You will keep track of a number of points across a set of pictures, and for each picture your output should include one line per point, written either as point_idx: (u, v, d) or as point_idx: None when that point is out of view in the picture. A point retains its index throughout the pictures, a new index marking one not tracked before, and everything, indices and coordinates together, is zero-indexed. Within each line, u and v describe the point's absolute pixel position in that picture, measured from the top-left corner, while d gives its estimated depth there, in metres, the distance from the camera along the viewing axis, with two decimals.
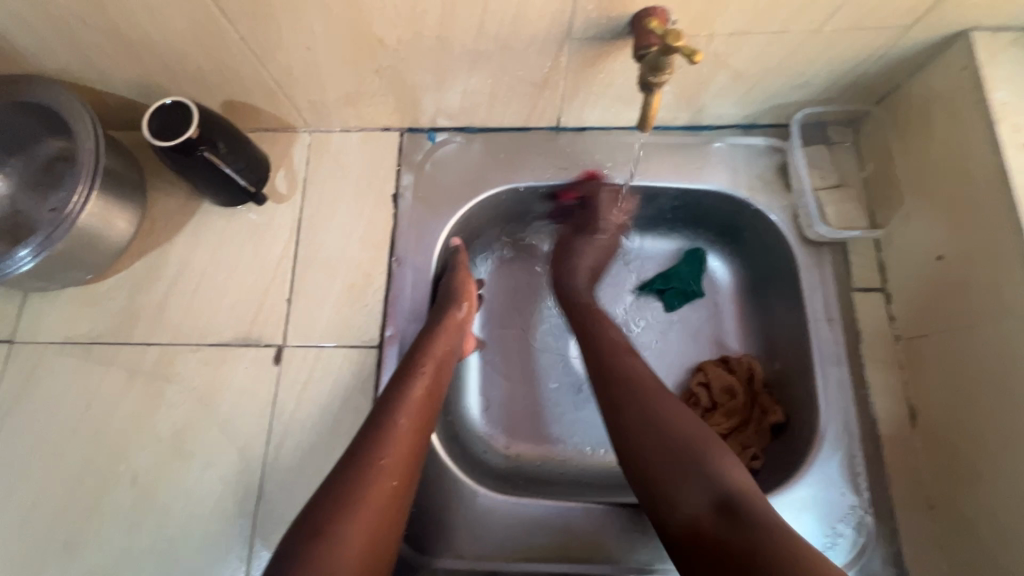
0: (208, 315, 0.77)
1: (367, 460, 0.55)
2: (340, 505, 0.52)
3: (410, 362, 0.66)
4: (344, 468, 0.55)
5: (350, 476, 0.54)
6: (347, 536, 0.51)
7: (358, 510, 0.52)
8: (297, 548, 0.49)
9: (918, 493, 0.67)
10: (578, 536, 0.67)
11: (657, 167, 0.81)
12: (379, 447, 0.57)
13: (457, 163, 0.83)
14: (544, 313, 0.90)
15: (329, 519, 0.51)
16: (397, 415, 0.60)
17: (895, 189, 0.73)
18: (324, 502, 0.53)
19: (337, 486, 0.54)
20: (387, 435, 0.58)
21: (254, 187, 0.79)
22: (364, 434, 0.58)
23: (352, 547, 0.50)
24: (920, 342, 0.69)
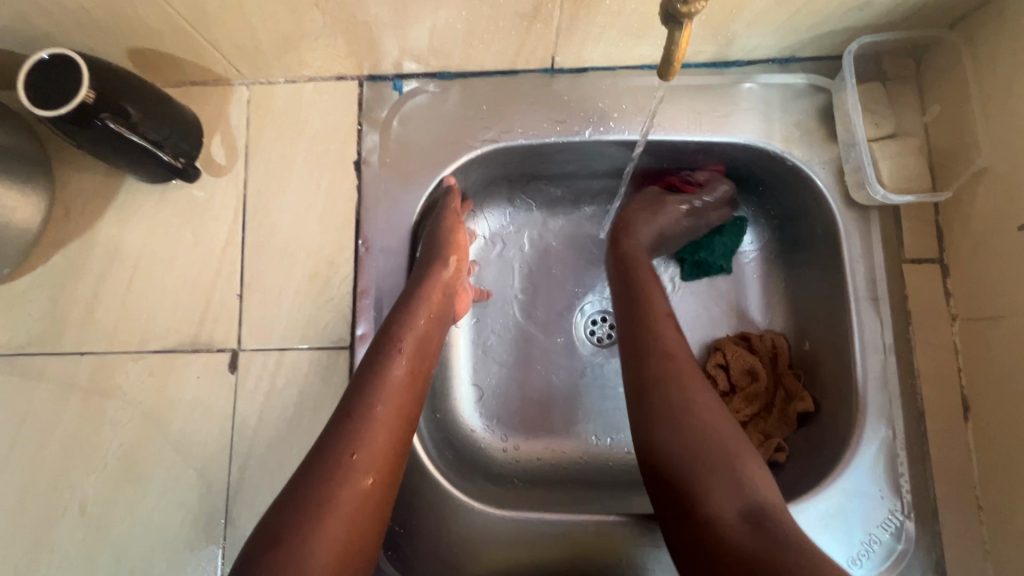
0: (147, 317, 0.66)
1: (338, 460, 0.46)
2: (303, 509, 0.44)
3: (391, 329, 0.55)
4: (310, 466, 0.46)
5: (318, 476, 0.45)
6: (314, 551, 0.43)
7: (327, 518, 0.44)
8: (257, 563, 0.42)
9: (965, 493, 0.60)
10: (590, 550, 0.61)
11: (675, 115, 0.67)
12: (353, 439, 0.47)
13: (430, 119, 0.68)
14: (541, 288, 0.79)
15: (291, 528, 0.43)
16: (374, 398, 0.50)
17: (968, 139, 0.60)
18: (290, 506, 0.44)
19: (301, 488, 0.45)
20: (362, 425, 0.48)
21: (182, 160, 0.64)
22: (334, 422, 0.49)
23: (321, 563, 0.43)
24: (982, 325, 0.59)
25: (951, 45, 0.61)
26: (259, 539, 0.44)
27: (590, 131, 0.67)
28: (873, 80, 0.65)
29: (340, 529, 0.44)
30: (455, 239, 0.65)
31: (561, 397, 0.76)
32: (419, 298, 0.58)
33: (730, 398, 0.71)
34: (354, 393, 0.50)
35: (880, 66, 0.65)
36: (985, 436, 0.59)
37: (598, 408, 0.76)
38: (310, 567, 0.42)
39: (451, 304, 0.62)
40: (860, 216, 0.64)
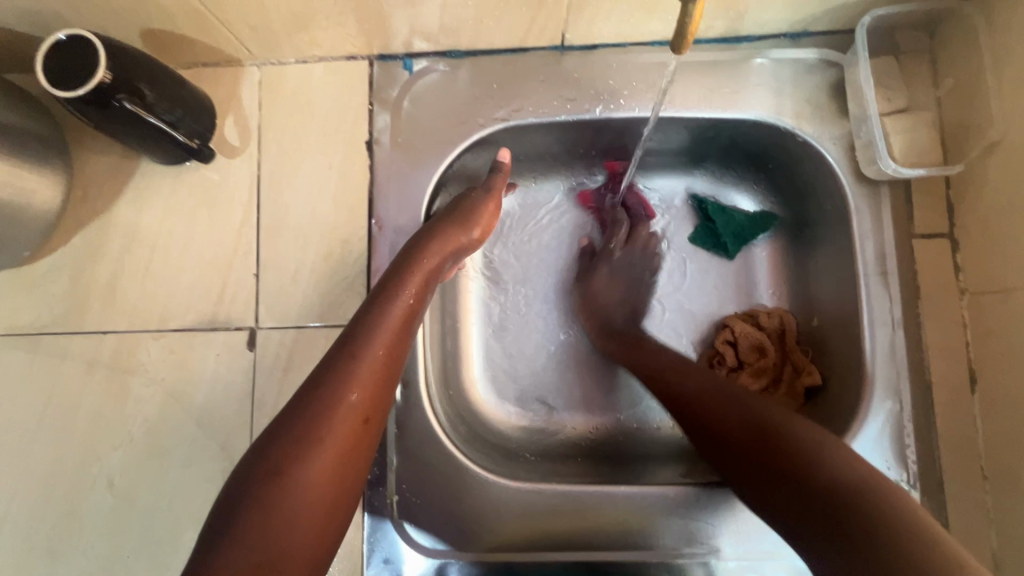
0: (167, 297, 0.67)
1: (335, 393, 0.45)
2: (295, 440, 0.42)
3: (397, 278, 0.54)
4: (303, 400, 0.44)
5: (314, 410, 0.44)
6: (309, 482, 0.42)
7: (323, 452, 0.43)
8: (248, 487, 0.40)
9: (971, 463, 0.61)
10: (602, 522, 0.63)
11: (685, 92, 0.67)
12: (353, 376, 0.46)
13: (440, 98, 0.68)
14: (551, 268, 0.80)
15: (287, 458, 0.42)
16: (377, 340, 0.49)
17: (979, 112, 0.59)
18: (281, 437, 0.43)
19: (293, 420, 0.43)
20: (362, 366, 0.47)
21: (197, 141, 0.65)
22: (331, 359, 0.47)
23: (313, 494, 0.42)
24: (991, 297, 0.59)
25: (966, 17, 0.60)
26: (247, 468, 0.42)
27: (600, 109, 0.68)
28: (886, 53, 0.65)
29: (334, 462, 0.43)
30: (480, 213, 0.64)
31: (573, 372, 0.77)
32: (425, 250, 0.57)
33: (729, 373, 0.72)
34: (352, 336, 0.49)
35: (894, 40, 0.64)
36: (992, 408, 0.59)
37: (608, 384, 0.77)
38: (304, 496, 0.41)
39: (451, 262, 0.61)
40: (871, 191, 0.64)
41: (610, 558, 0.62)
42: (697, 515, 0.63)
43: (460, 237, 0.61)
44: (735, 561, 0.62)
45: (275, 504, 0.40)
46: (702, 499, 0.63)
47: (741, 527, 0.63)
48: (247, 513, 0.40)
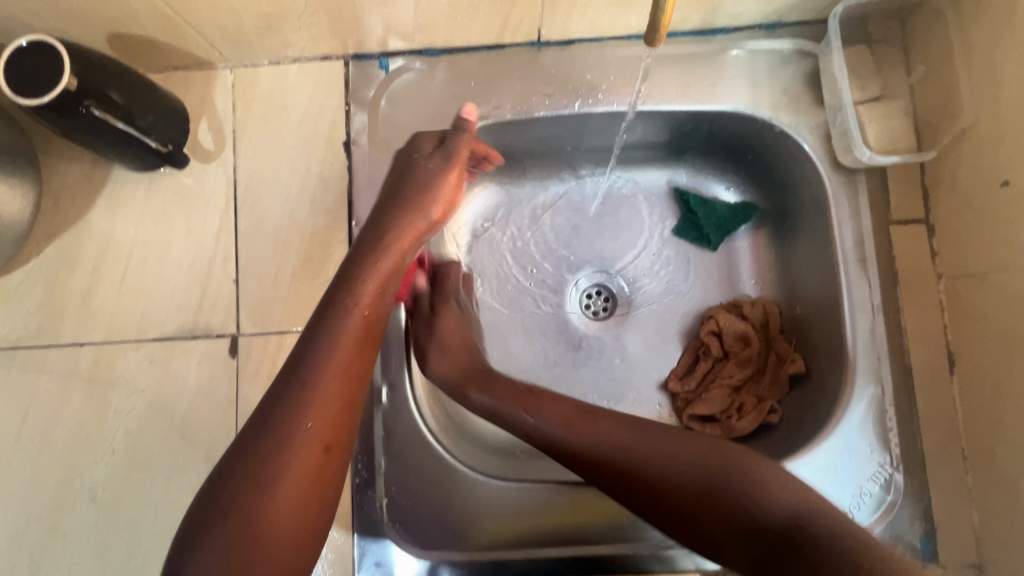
0: (145, 306, 0.66)
1: (280, 431, 0.45)
2: (248, 482, 0.43)
3: (344, 296, 0.53)
4: (258, 430, 0.45)
5: (264, 448, 0.44)
6: (268, 521, 0.43)
7: (279, 485, 0.44)
8: (205, 527, 0.42)
9: (951, 445, 0.62)
10: (590, 514, 0.63)
11: (662, 85, 0.67)
12: (300, 412, 0.46)
13: (418, 97, 0.68)
14: (535, 264, 0.80)
15: (244, 495, 0.43)
16: (320, 363, 0.48)
17: (951, 99, 0.60)
18: (236, 475, 0.44)
19: (244, 461, 0.44)
20: (313, 393, 0.47)
21: (169, 146, 0.64)
22: (281, 392, 0.47)
23: (276, 531, 0.43)
24: (967, 281, 0.60)
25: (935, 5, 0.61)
26: (203, 512, 0.43)
27: (579, 104, 0.67)
28: (859, 42, 0.65)
29: (292, 501, 0.44)
30: (438, 193, 0.62)
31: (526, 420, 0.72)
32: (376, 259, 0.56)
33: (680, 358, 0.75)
34: (299, 363, 0.48)
35: (866, 28, 0.65)
36: (971, 389, 0.60)
37: (595, 380, 0.77)
38: (265, 531, 0.43)
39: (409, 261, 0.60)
40: (848, 179, 0.65)
41: (600, 550, 0.62)
42: None
43: (418, 224, 0.60)
44: None
45: (234, 543, 0.42)
46: None
47: None
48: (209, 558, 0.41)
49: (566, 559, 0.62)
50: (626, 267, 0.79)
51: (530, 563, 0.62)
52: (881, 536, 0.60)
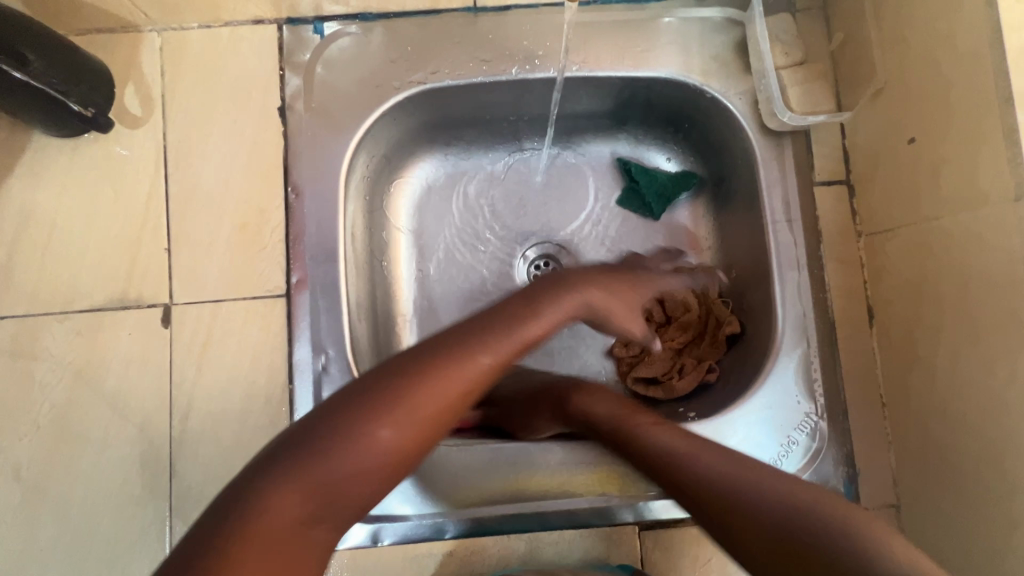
0: (70, 277, 0.63)
1: (485, 371, 0.46)
2: (438, 398, 0.43)
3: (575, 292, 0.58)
4: (422, 369, 0.44)
5: (385, 395, 0.42)
6: (337, 471, 0.40)
7: (373, 434, 0.41)
8: (277, 460, 0.39)
9: (871, 393, 0.65)
10: (535, 474, 0.64)
11: (596, 52, 0.68)
12: (501, 364, 0.47)
13: (353, 62, 0.67)
14: (482, 237, 0.80)
15: (328, 434, 0.40)
16: (537, 328, 0.51)
17: (865, 64, 0.63)
18: (326, 417, 0.41)
19: (427, 370, 0.44)
20: (502, 359, 0.47)
21: (91, 110, 0.62)
22: (494, 329, 0.49)
23: (339, 485, 0.40)
24: (882, 237, 0.63)
25: None
26: (345, 406, 0.42)
27: (516, 70, 0.68)
28: (783, 10, 0.68)
29: (408, 436, 0.42)
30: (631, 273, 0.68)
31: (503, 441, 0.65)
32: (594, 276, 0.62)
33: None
34: (506, 319, 0.50)
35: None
36: (888, 339, 0.64)
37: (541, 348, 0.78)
38: (356, 461, 0.40)
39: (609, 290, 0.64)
40: (775, 143, 0.67)
41: (544, 508, 0.63)
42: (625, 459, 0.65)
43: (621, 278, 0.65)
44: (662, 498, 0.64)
45: (300, 478, 0.39)
46: None
47: None
48: (325, 448, 0.39)
49: (510, 518, 0.63)
50: (571, 237, 0.80)
51: (474, 523, 0.63)
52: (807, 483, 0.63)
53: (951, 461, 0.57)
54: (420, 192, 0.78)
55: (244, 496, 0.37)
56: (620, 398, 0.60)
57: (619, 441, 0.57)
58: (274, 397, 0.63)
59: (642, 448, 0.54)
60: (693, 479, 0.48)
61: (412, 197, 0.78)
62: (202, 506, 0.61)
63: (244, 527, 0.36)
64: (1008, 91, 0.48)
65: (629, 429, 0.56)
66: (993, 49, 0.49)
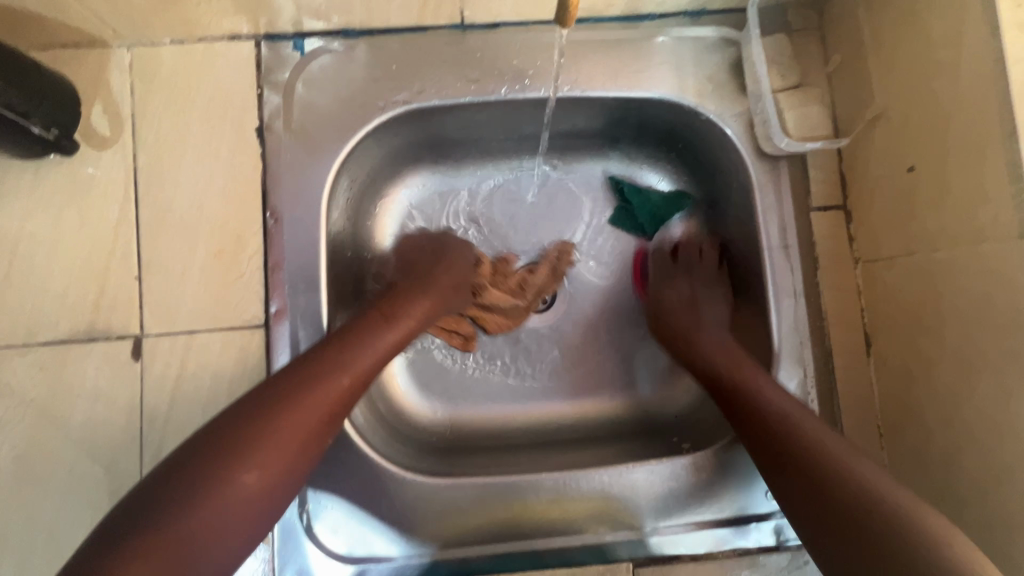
0: (32, 307, 0.60)
1: (297, 417, 0.47)
2: (274, 447, 0.45)
3: (370, 331, 0.56)
4: (284, 388, 0.48)
5: (246, 415, 0.45)
6: (236, 481, 0.43)
7: (267, 442, 0.45)
8: (177, 474, 0.42)
9: (868, 424, 0.64)
10: (526, 511, 0.62)
11: (589, 72, 0.66)
12: (300, 415, 0.47)
13: (336, 80, 0.64)
14: None
15: (228, 438, 0.44)
16: (336, 380, 0.50)
17: (863, 88, 0.62)
18: (228, 428, 0.45)
19: (262, 419, 0.45)
20: (326, 381, 0.50)
21: (54, 132, 0.58)
22: (281, 380, 0.49)
23: (234, 501, 0.42)
24: (880, 264, 0.62)
25: None
26: (196, 457, 0.43)
27: (505, 90, 0.66)
28: (780, 31, 0.66)
29: (272, 469, 0.45)
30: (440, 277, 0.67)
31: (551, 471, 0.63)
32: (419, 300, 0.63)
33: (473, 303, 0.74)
34: (323, 357, 0.51)
35: (785, 17, 0.66)
36: (885, 369, 0.63)
37: (532, 373, 0.76)
38: (216, 512, 0.41)
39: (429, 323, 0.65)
40: (771, 167, 0.66)
41: (535, 546, 0.62)
42: (618, 495, 0.63)
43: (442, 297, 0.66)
44: (656, 536, 0.62)
45: (197, 493, 0.41)
46: (622, 478, 0.63)
47: (661, 501, 0.63)
48: (174, 499, 0.41)
49: (500, 558, 0.61)
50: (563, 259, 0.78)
51: (463, 564, 0.61)
52: None
53: (949, 497, 0.56)
54: (407, 213, 0.76)
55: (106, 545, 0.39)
56: (786, 394, 0.56)
57: (765, 428, 0.53)
58: None
59: (799, 454, 0.50)
60: (849, 486, 0.46)
61: (400, 218, 0.76)
62: None
63: (139, 544, 0.38)
64: (1011, 124, 0.46)
65: (792, 428, 0.52)
66: (997, 82, 0.47)
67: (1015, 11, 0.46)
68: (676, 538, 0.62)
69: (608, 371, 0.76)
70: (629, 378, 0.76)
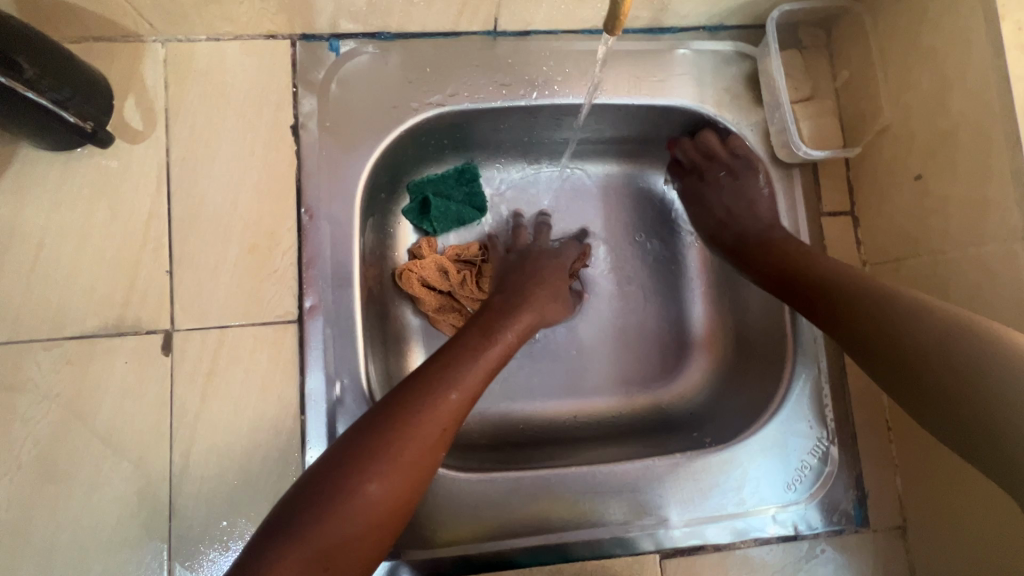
0: (59, 302, 0.59)
1: (421, 430, 0.48)
2: (393, 463, 0.46)
3: (471, 346, 0.57)
4: (399, 403, 0.50)
5: (369, 431, 0.47)
6: (367, 498, 0.44)
7: (390, 461, 0.46)
8: (314, 483, 0.45)
9: (878, 417, 0.67)
10: (557, 505, 0.63)
11: (615, 80, 0.69)
12: (417, 431, 0.48)
13: (370, 81, 0.66)
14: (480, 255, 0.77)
15: (353, 455, 0.46)
16: (445, 395, 0.51)
17: (871, 102, 0.66)
18: (354, 444, 0.47)
19: (375, 436, 0.47)
20: (443, 396, 0.51)
21: (91, 123, 0.58)
22: (395, 398, 0.50)
23: (370, 513, 0.44)
24: (888, 268, 0.66)
25: (855, 16, 0.67)
26: (322, 473, 0.45)
27: (536, 95, 0.68)
28: (792, 47, 0.70)
29: (394, 486, 0.46)
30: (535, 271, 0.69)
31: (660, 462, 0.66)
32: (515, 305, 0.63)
33: (467, 273, 0.74)
34: (437, 371, 0.53)
35: (797, 35, 0.70)
36: None
37: (552, 372, 0.77)
38: (344, 524, 0.43)
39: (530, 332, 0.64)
40: (785, 174, 0.70)
41: (565, 539, 0.63)
42: (646, 487, 0.65)
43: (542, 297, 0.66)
44: (681, 527, 0.64)
45: (334, 505, 0.43)
46: (649, 470, 0.65)
47: (685, 494, 0.65)
48: (309, 506, 0.43)
49: (531, 551, 0.62)
50: None
51: (495, 557, 0.62)
52: (817, 508, 0.65)
53: (957, 483, 0.59)
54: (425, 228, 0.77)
55: (257, 553, 0.41)
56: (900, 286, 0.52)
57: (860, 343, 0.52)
58: (284, 429, 0.60)
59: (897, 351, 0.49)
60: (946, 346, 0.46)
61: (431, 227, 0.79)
62: (206, 547, 0.57)
63: (286, 545, 0.41)
64: (1015, 136, 0.51)
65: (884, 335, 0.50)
66: (1001, 99, 0.51)
67: (1015, 35, 0.51)
68: (700, 528, 0.64)
69: (625, 369, 0.78)
70: (644, 375, 0.78)
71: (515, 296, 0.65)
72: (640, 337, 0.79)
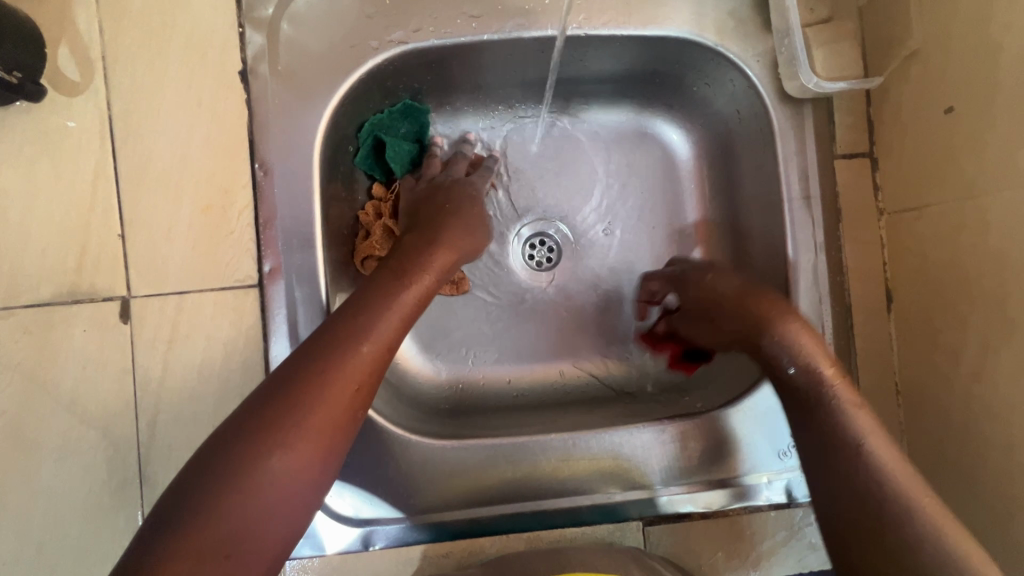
0: (10, 269, 0.56)
1: (333, 390, 0.44)
2: (302, 433, 0.42)
3: (383, 293, 0.51)
4: (300, 362, 0.45)
5: (271, 398, 0.42)
6: (281, 472, 0.41)
7: (303, 427, 0.42)
8: (219, 458, 0.40)
9: (887, 378, 0.62)
10: (533, 473, 0.61)
11: (602, 6, 0.61)
12: (321, 394, 0.43)
13: (323, 16, 0.59)
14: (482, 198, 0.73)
15: (258, 426, 0.41)
16: (355, 350, 0.46)
17: (898, 22, 0.57)
18: (258, 413, 0.42)
19: (272, 406, 0.42)
20: (350, 352, 0.46)
21: (18, 75, 0.53)
22: (301, 358, 0.45)
23: (285, 487, 0.41)
24: (908, 216, 0.59)
25: None
26: (214, 454, 0.40)
27: (511, 27, 0.60)
28: None
29: (309, 453, 0.42)
30: (454, 221, 0.62)
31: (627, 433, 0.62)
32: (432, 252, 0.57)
33: None
34: (342, 325, 0.47)
35: None
36: (906, 323, 0.60)
37: (537, 334, 0.73)
38: (246, 505, 0.39)
39: (443, 280, 0.58)
40: (795, 112, 0.61)
41: (544, 506, 0.61)
42: (629, 454, 0.62)
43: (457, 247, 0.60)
44: (668, 495, 0.61)
45: (240, 486, 0.39)
46: (633, 438, 0.62)
47: (673, 462, 0.62)
48: (213, 486, 0.39)
49: (509, 519, 0.60)
50: (569, 215, 0.74)
51: (471, 525, 0.60)
52: None
53: (963, 453, 0.55)
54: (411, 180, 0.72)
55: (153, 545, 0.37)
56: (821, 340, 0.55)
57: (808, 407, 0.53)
58: None
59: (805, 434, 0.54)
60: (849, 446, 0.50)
61: None
62: None
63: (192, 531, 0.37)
64: None
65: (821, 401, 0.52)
66: None
67: None
68: (688, 497, 0.61)
69: (617, 328, 0.74)
70: (638, 335, 0.74)
71: (426, 239, 0.59)
72: (630, 294, 0.74)
